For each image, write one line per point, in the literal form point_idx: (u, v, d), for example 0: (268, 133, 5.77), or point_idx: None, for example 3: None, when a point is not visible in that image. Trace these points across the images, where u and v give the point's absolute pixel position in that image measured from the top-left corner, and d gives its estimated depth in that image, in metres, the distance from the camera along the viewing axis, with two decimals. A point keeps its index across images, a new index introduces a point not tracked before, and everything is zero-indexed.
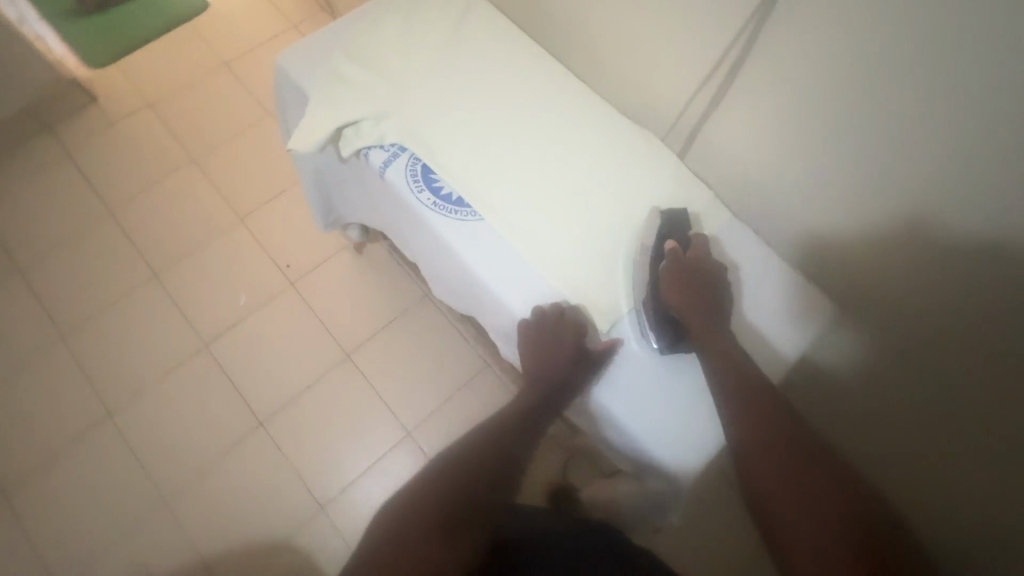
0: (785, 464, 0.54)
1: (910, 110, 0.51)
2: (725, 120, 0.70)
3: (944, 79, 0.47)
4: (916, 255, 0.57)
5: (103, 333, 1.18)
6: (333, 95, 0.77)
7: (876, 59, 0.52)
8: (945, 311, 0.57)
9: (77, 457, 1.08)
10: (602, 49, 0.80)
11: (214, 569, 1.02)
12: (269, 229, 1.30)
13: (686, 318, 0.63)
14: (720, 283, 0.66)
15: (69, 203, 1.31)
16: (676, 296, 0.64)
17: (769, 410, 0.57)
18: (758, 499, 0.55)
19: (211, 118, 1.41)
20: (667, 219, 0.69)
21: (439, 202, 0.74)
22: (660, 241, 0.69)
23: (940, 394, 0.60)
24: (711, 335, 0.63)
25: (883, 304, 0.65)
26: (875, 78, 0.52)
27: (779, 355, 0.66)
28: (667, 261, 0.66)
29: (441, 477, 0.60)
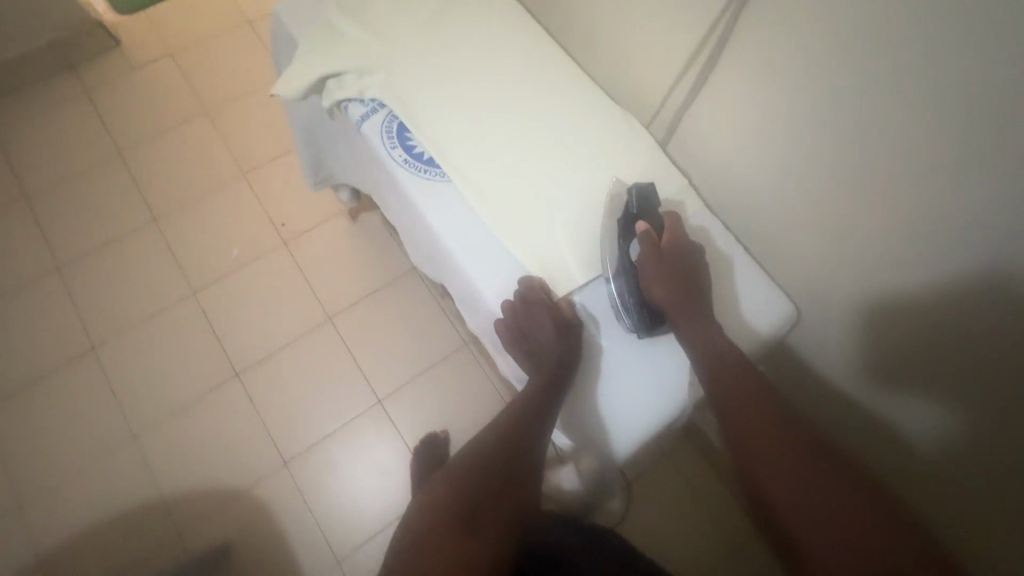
0: (788, 455, 0.49)
1: (894, 103, 0.47)
2: (714, 111, 0.65)
3: (932, 69, 0.43)
4: (912, 271, 0.53)
5: (98, 269, 1.21)
6: (323, 43, 0.68)
7: (860, 44, 0.47)
8: (944, 310, 0.51)
9: (63, 384, 1.12)
10: (597, 28, 0.74)
11: (178, 507, 1.06)
12: (266, 184, 1.29)
13: (667, 307, 0.58)
14: (697, 268, 0.61)
15: (77, 139, 1.30)
16: (656, 283, 0.58)
17: (753, 395, 0.53)
18: (760, 494, 0.49)
19: (223, 68, 1.39)
20: (638, 194, 0.62)
21: (410, 160, 0.66)
22: (629, 220, 0.62)
23: (944, 385, 0.56)
24: (694, 323, 0.58)
25: (874, 307, 0.59)
26: (859, 65, 0.48)
27: (755, 334, 0.63)
28: (642, 246, 0.60)
29: (450, 487, 0.55)
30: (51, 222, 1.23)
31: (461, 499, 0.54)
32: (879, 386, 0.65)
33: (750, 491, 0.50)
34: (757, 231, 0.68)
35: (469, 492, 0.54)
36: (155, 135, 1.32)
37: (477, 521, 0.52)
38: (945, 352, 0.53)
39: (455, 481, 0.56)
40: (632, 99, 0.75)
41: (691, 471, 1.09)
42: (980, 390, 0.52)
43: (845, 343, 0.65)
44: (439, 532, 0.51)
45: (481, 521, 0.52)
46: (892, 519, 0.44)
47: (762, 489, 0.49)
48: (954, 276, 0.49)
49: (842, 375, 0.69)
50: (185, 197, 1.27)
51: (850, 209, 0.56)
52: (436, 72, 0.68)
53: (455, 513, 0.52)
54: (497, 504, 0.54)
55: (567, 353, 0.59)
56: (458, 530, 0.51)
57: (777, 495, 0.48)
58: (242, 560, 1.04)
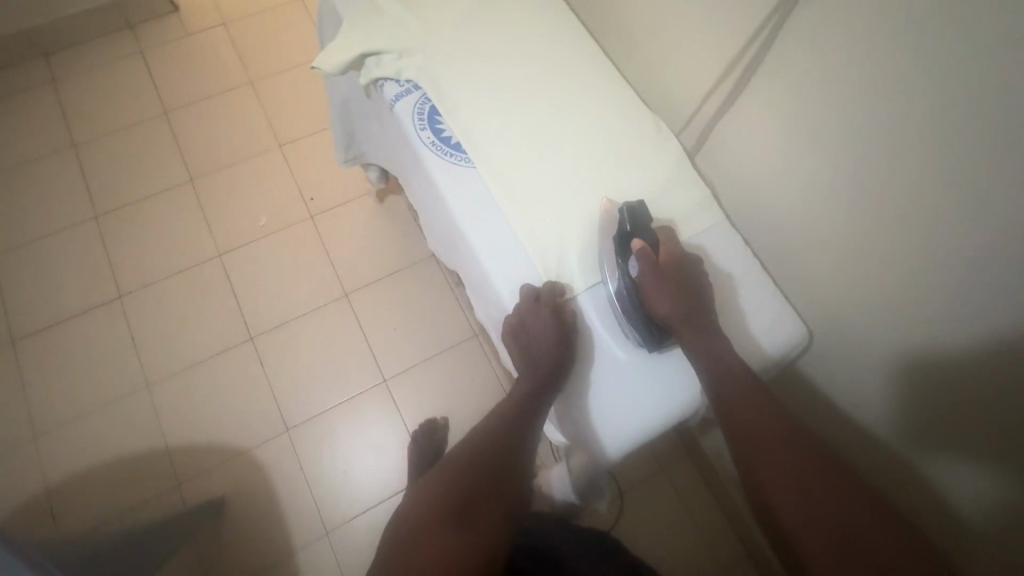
0: (796, 472, 0.47)
1: (921, 130, 0.46)
2: (747, 126, 0.65)
3: (961, 97, 0.42)
4: (923, 311, 0.51)
5: (132, 221, 1.25)
6: (368, 22, 0.69)
7: (896, 66, 0.46)
8: (954, 354, 0.49)
9: (86, 327, 1.17)
10: (640, 33, 0.74)
11: (179, 458, 1.09)
12: (300, 159, 1.32)
13: (673, 323, 0.57)
14: (699, 283, 0.59)
15: (127, 95, 1.36)
16: (660, 300, 0.57)
17: (759, 407, 0.52)
18: (768, 512, 0.48)
19: (274, 42, 1.43)
20: (629, 212, 0.60)
21: (438, 143, 0.67)
22: (624, 239, 0.60)
23: (952, 432, 0.53)
24: (700, 339, 0.56)
25: (886, 345, 0.58)
26: (892, 88, 0.47)
27: (767, 352, 0.63)
28: (641, 266, 0.57)
29: (445, 474, 0.54)
30: (96, 171, 1.29)
31: (459, 495, 0.52)
32: (889, 431, 0.62)
33: (758, 510, 0.49)
34: (776, 251, 0.67)
35: (468, 484, 0.53)
36: (201, 99, 1.36)
37: (477, 518, 0.51)
38: (958, 403, 0.51)
39: (451, 478, 0.54)
40: (667, 106, 0.74)
41: (686, 490, 1.09)
42: (990, 444, 0.50)
43: (860, 379, 0.63)
44: (439, 529, 0.49)
45: (481, 518, 0.51)
46: (917, 546, 0.42)
47: (773, 514, 0.47)
48: (963, 315, 0.47)
49: (859, 410, 0.65)
50: (222, 162, 1.31)
51: (868, 236, 0.55)
52: (473, 61, 0.69)
53: (454, 510, 0.51)
54: (497, 496, 0.53)
55: (569, 349, 0.60)
56: (460, 527, 0.49)
57: (789, 523, 0.46)
58: (232, 517, 1.06)
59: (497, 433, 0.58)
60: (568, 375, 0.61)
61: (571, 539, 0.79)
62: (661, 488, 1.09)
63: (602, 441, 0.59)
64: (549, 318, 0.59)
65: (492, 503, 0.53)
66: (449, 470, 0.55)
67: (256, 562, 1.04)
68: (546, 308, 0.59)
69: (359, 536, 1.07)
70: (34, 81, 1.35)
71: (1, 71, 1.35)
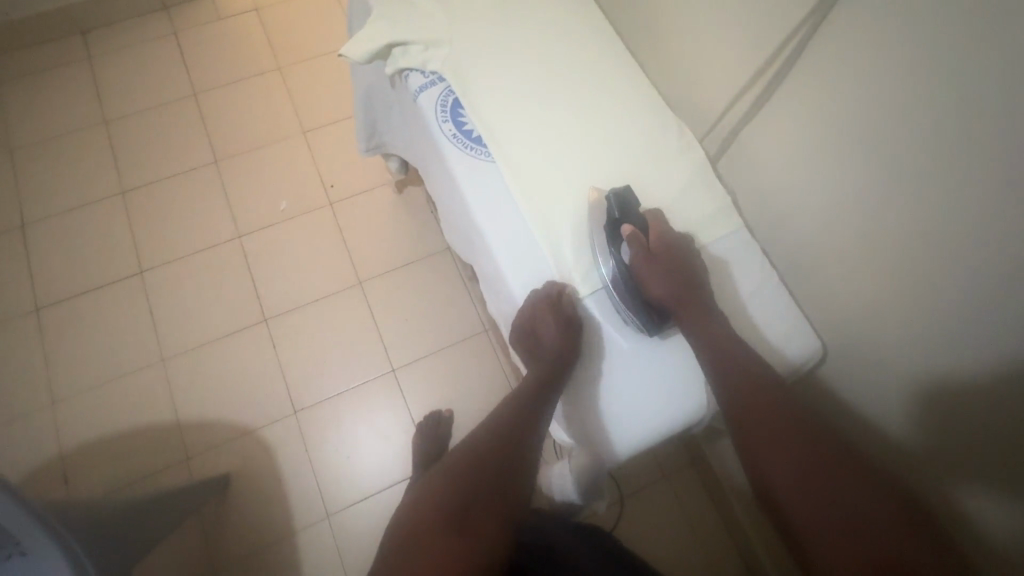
0: (806, 472, 0.46)
1: (950, 147, 0.45)
2: (771, 135, 0.64)
3: (990, 118, 0.41)
4: (937, 336, 0.50)
5: (157, 198, 1.28)
6: (396, 12, 0.70)
7: (928, 80, 0.45)
8: (965, 381, 0.48)
9: (107, 299, 1.20)
10: (668, 36, 0.73)
11: (189, 433, 1.11)
12: (323, 146, 1.34)
13: (670, 304, 0.57)
14: (692, 264, 0.59)
15: (158, 75, 1.38)
16: (655, 283, 0.57)
17: (767, 406, 0.51)
18: (778, 513, 0.46)
19: (304, 29, 1.44)
20: (616, 199, 0.60)
21: (459, 135, 0.68)
22: (614, 224, 0.60)
23: (961, 459, 0.52)
24: (697, 319, 0.57)
25: (895, 369, 0.56)
26: (923, 103, 0.46)
27: (785, 356, 0.63)
28: (632, 251, 0.57)
29: (448, 471, 0.55)
30: (124, 147, 1.31)
31: (460, 492, 0.52)
32: (890, 458, 0.60)
33: (769, 511, 0.47)
34: (792, 263, 0.66)
35: (470, 480, 0.53)
36: (230, 82, 1.38)
37: (478, 515, 0.51)
38: (969, 427, 0.49)
39: (452, 475, 0.54)
40: (691, 111, 0.73)
41: (687, 498, 1.08)
42: (999, 471, 0.48)
43: (868, 399, 0.62)
44: (439, 526, 0.49)
45: (481, 514, 0.51)
46: (933, 552, 0.40)
47: (778, 503, 0.46)
48: (976, 342, 0.46)
49: (863, 433, 0.63)
50: (246, 145, 1.33)
51: (886, 253, 0.53)
52: (498, 55, 0.69)
53: (454, 507, 0.51)
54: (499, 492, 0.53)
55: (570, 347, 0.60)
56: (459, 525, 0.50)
57: (800, 524, 0.44)
58: (237, 495, 1.08)
59: (500, 430, 0.57)
60: (570, 371, 0.61)
61: (571, 538, 0.79)
62: (662, 494, 1.08)
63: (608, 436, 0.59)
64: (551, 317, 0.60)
65: (495, 498, 0.52)
66: (451, 467, 0.55)
67: (257, 540, 1.05)
68: (546, 308, 0.60)
69: (358, 523, 1.08)
70: (70, 57, 1.38)
71: (39, 45, 1.39)
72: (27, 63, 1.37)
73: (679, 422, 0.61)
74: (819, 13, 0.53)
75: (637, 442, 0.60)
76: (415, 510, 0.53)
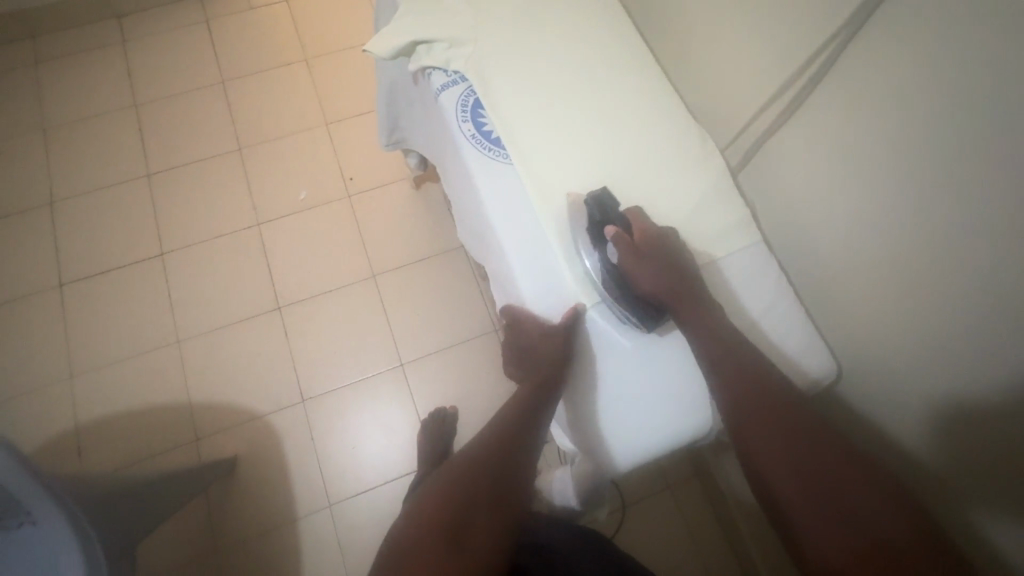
0: (810, 477, 0.45)
1: (972, 174, 0.43)
2: (793, 150, 0.63)
3: (1015, 145, 0.40)
4: (949, 365, 0.49)
5: (181, 183, 1.30)
6: (422, 10, 0.70)
7: (956, 100, 0.44)
8: (975, 408, 0.47)
9: (128, 279, 1.22)
10: (695, 44, 0.72)
11: (199, 415, 1.13)
12: (345, 138, 1.35)
13: (664, 298, 0.57)
14: (678, 257, 0.59)
15: (189, 61, 1.41)
16: (645, 279, 0.57)
17: (772, 407, 0.49)
18: (782, 517, 0.45)
19: (334, 21, 1.46)
20: (596, 202, 0.60)
21: (478, 136, 0.67)
22: (597, 226, 0.60)
23: (968, 485, 0.50)
24: (694, 313, 0.56)
25: (908, 395, 0.55)
26: (947, 126, 0.45)
27: (803, 373, 0.62)
28: (619, 251, 0.57)
29: (447, 483, 0.53)
30: (152, 131, 1.34)
31: (456, 501, 0.51)
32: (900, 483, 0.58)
33: (772, 515, 0.47)
34: (809, 280, 0.65)
35: (469, 493, 0.52)
36: (258, 72, 1.40)
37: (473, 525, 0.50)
38: (981, 454, 0.47)
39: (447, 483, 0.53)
40: (714, 121, 0.72)
41: (691, 511, 1.07)
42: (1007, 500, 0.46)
43: (880, 425, 0.60)
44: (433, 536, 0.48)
45: (477, 525, 0.50)
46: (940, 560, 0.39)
47: (781, 507, 0.46)
48: (988, 375, 0.45)
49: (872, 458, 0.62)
50: (270, 134, 1.35)
51: (903, 276, 0.52)
52: (521, 57, 0.69)
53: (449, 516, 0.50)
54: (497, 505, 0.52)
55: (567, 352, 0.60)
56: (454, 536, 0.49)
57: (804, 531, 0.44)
58: (242, 478, 1.10)
59: (499, 437, 0.57)
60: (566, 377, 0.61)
61: (568, 535, 0.79)
62: (665, 505, 1.07)
63: (614, 442, 0.59)
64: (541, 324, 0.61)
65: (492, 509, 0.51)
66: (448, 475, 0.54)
67: (259, 524, 1.07)
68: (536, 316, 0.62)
69: (358, 514, 1.09)
70: (106, 40, 1.42)
71: (76, 27, 1.42)
72: (65, 44, 1.40)
73: (685, 421, 0.60)
74: (852, 25, 0.51)
75: (642, 448, 0.59)
76: (411, 523, 0.50)
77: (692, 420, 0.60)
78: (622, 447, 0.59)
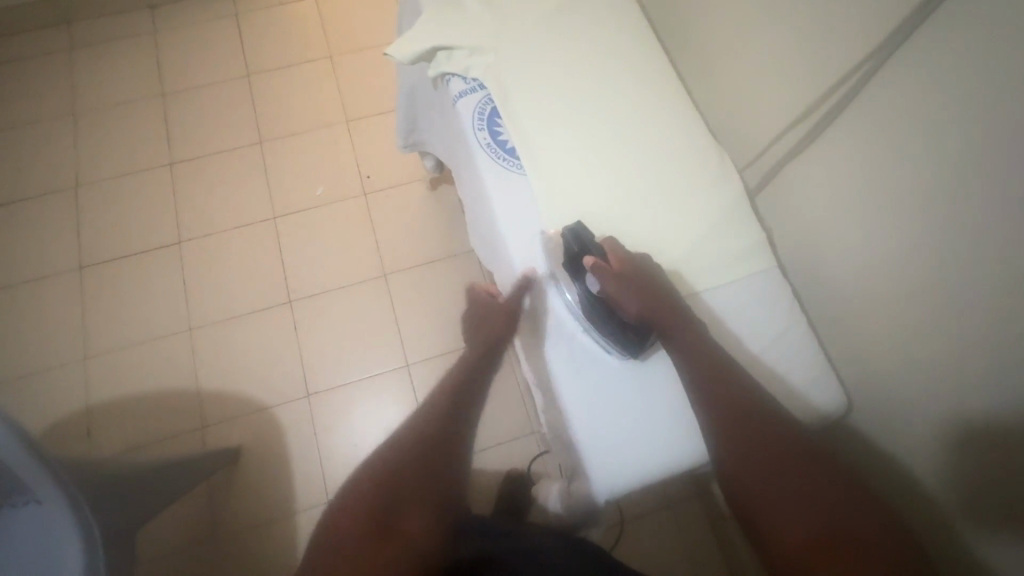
0: (791, 504, 0.46)
1: (998, 211, 0.42)
2: (813, 175, 0.62)
3: None
4: (962, 406, 0.48)
5: (202, 173, 1.32)
6: (445, 16, 0.70)
7: (987, 135, 0.42)
8: (983, 449, 0.46)
9: (145, 265, 1.25)
10: (717, 61, 0.71)
11: (206, 403, 1.15)
12: (365, 136, 1.36)
13: (648, 318, 0.56)
14: (656, 277, 0.59)
15: (216, 53, 1.43)
16: (627, 302, 0.56)
17: (759, 431, 0.50)
18: (765, 543, 0.46)
19: (361, 21, 1.47)
20: (572, 235, 0.59)
21: (493, 145, 0.67)
22: (574, 258, 0.59)
23: (965, 524, 0.49)
24: (678, 331, 0.56)
25: (916, 433, 0.54)
26: (975, 161, 0.43)
27: (811, 405, 0.60)
28: (601, 280, 0.56)
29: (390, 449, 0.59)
30: (177, 120, 1.37)
31: (389, 490, 0.54)
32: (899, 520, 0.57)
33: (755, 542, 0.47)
34: (823, 307, 0.63)
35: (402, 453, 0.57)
36: (283, 67, 1.42)
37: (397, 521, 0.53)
38: (984, 486, 0.46)
39: (377, 476, 0.55)
40: (735, 140, 0.70)
41: (691, 530, 1.05)
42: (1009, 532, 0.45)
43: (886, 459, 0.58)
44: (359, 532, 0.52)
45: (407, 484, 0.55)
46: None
47: (763, 533, 0.46)
48: (1002, 419, 0.44)
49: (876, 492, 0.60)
50: (292, 129, 1.36)
51: (919, 312, 0.51)
52: (541, 67, 0.69)
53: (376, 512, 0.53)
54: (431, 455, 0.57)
55: (505, 336, 0.66)
56: (384, 526, 0.52)
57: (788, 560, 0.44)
58: (244, 469, 1.11)
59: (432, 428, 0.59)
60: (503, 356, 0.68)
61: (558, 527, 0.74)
62: (664, 522, 1.06)
63: (610, 472, 0.57)
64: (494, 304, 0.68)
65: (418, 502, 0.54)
66: (377, 467, 0.56)
67: (258, 515, 1.08)
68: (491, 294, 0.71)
69: None
70: (138, 29, 1.45)
71: (110, 15, 1.45)
72: (98, 31, 1.44)
73: (676, 445, 0.59)
74: (881, 53, 0.50)
75: (636, 476, 0.58)
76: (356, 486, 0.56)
77: (683, 443, 0.59)
78: (615, 475, 0.57)
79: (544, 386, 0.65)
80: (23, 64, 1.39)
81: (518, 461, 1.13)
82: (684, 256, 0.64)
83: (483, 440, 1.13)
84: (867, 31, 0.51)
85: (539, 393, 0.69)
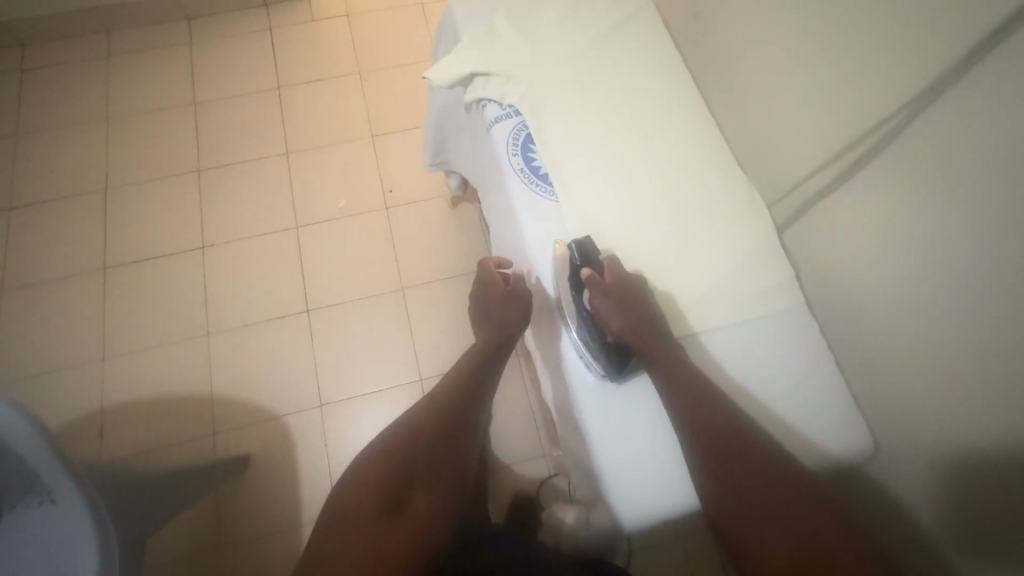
0: (783, 529, 0.47)
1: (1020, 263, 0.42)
2: (838, 214, 0.62)
3: None
4: (977, 444, 0.48)
5: (229, 180, 1.35)
6: (482, 43, 0.71)
7: (1007, 189, 0.43)
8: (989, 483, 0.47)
9: (168, 268, 1.26)
10: (746, 97, 0.71)
11: (218, 408, 1.15)
12: (389, 152, 1.38)
13: (632, 339, 0.58)
14: (647, 299, 0.60)
15: (249, 65, 1.47)
16: (612, 317, 0.58)
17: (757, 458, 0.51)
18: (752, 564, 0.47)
19: (391, 40, 1.50)
20: (578, 249, 0.62)
21: (526, 170, 0.69)
22: (575, 271, 0.61)
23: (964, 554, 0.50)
24: (659, 355, 0.57)
25: (926, 468, 0.54)
26: (996, 213, 0.44)
27: (833, 447, 0.60)
28: (592, 292, 0.59)
29: (399, 430, 0.60)
30: (207, 129, 1.40)
31: (397, 474, 0.56)
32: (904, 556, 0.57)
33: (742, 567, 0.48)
34: (845, 343, 0.63)
35: (413, 437, 0.59)
36: (313, 81, 1.45)
37: (411, 500, 0.55)
38: (994, 524, 0.46)
39: (386, 460, 0.57)
40: (762, 175, 0.71)
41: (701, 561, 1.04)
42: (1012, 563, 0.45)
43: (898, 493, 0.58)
44: (369, 516, 0.53)
45: (418, 468, 0.57)
46: None
47: (754, 555, 0.47)
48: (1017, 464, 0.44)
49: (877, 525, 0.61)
50: (318, 140, 1.39)
51: (947, 356, 0.50)
52: (575, 96, 0.70)
53: (387, 493, 0.55)
54: (438, 443, 0.59)
55: (516, 328, 0.68)
56: (394, 507, 0.54)
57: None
58: (252, 479, 1.11)
59: (441, 415, 0.61)
60: (512, 351, 0.71)
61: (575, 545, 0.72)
62: (671, 549, 1.05)
63: (606, 488, 0.57)
64: (500, 290, 0.71)
65: (428, 483, 0.57)
66: (387, 451, 0.58)
67: (262, 524, 1.07)
68: (494, 274, 0.73)
69: None
70: (174, 40, 1.49)
71: (150, 26, 1.50)
72: (136, 41, 1.48)
73: (674, 469, 0.58)
74: (914, 106, 0.50)
75: (634, 497, 0.57)
76: (365, 465, 0.58)
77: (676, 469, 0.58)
78: (615, 489, 0.57)
79: (565, 410, 0.65)
80: (64, 69, 1.44)
81: (526, 483, 1.12)
82: (712, 288, 0.64)
83: (492, 459, 1.13)
84: (897, 84, 0.51)
85: (558, 413, 0.69)
